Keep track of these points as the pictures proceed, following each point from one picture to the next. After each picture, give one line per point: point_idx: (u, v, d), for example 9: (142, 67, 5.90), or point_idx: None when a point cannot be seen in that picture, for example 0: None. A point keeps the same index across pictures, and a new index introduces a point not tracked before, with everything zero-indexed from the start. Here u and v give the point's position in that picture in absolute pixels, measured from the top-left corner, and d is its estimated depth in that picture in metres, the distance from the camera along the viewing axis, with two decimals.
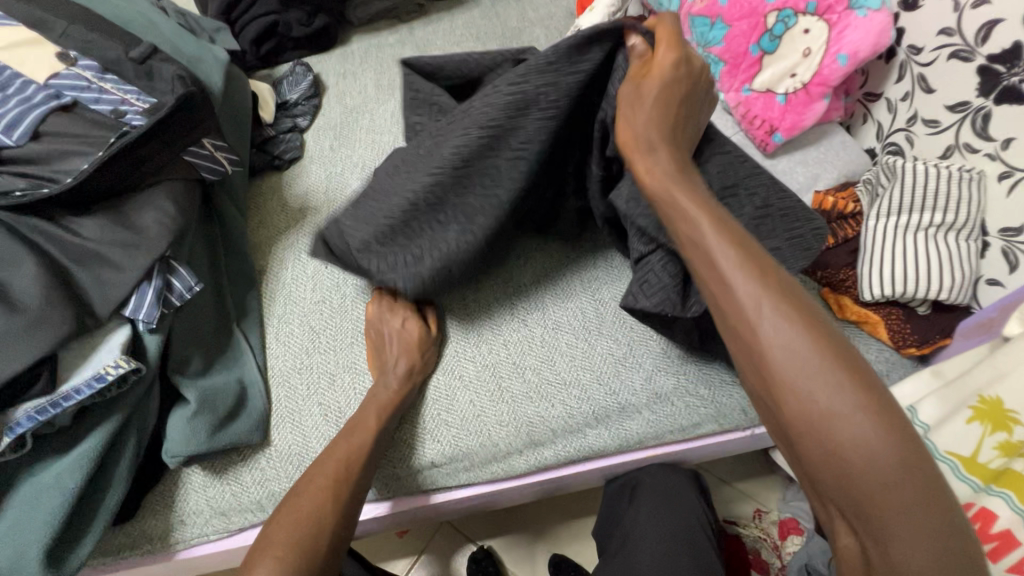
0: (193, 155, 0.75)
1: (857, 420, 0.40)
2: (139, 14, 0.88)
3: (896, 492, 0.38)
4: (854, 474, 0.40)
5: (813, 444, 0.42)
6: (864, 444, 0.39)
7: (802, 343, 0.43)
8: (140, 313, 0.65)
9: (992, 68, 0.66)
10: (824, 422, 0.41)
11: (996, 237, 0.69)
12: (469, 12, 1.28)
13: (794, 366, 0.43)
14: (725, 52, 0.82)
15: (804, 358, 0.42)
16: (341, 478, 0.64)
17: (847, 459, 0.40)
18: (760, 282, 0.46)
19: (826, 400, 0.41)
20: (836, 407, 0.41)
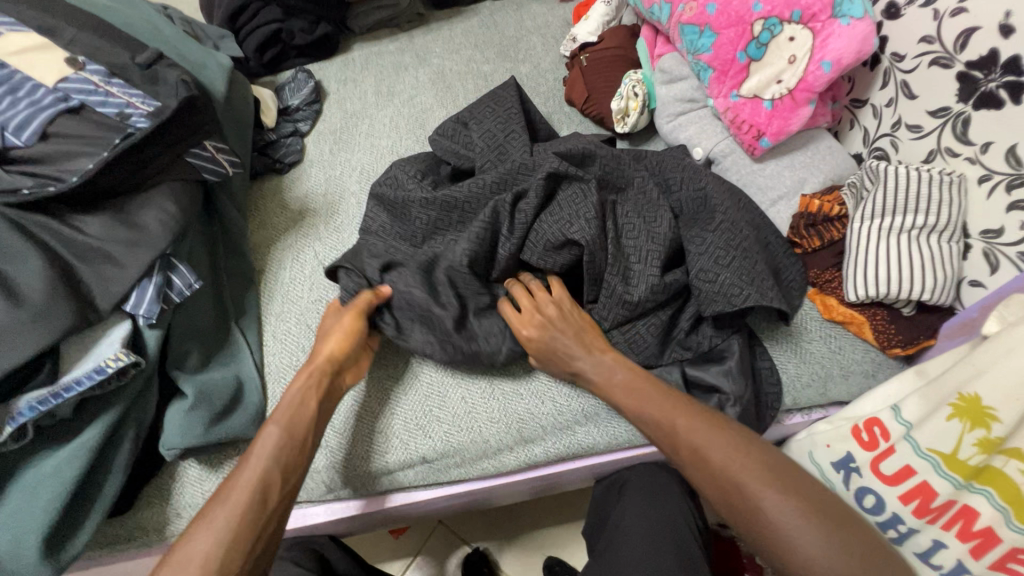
0: (194, 157, 0.78)
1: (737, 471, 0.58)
2: (146, 22, 0.91)
3: (802, 537, 0.53)
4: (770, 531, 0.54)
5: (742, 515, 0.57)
6: (771, 506, 0.55)
7: (704, 436, 0.60)
8: (141, 309, 0.67)
9: (970, 75, 0.68)
10: (742, 498, 0.56)
11: (977, 239, 0.70)
12: (468, 21, 1.31)
13: (707, 459, 0.59)
14: (714, 59, 0.85)
15: (712, 446, 0.59)
16: (261, 495, 0.58)
17: (761, 522, 0.55)
18: (660, 401, 0.65)
19: (714, 464, 0.59)
20: (745, 479, 0.57)
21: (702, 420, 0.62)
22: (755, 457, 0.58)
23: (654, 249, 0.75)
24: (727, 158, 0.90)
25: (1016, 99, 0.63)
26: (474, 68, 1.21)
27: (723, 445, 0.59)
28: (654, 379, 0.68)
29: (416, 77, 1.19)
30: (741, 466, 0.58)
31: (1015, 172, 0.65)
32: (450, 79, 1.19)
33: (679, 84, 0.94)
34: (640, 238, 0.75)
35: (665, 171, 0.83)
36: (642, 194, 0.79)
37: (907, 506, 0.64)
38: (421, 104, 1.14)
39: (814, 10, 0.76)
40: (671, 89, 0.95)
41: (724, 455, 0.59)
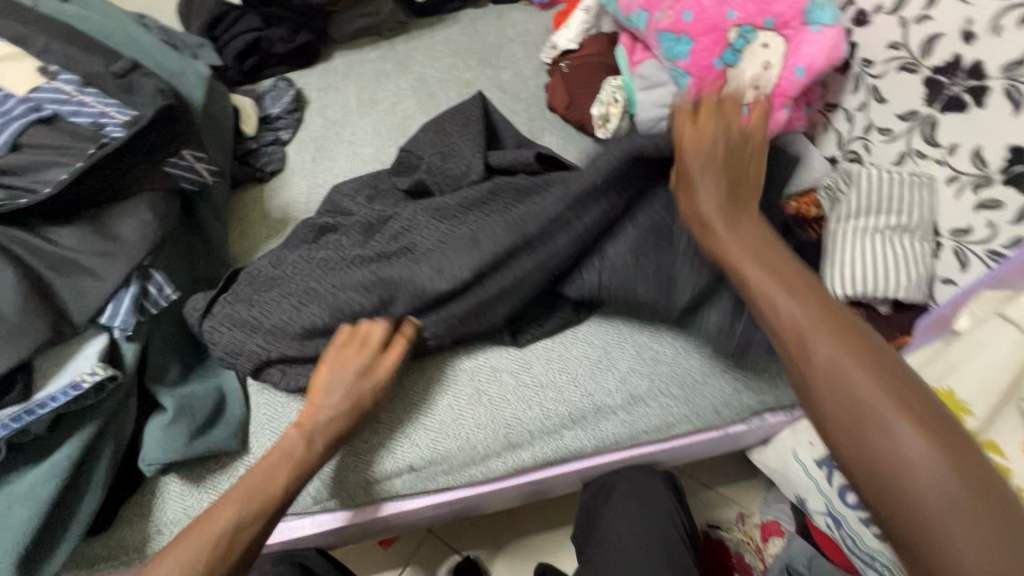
0: (172, 167, 0.76)
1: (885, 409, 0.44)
2: (122, 31, 0.90)
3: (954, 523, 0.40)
4: (911, 499, 0.41)
5: (876, 469, 0.43)
6: (918, 461, 0.42)
7: (841, 350, 0.47)
8: (117, 320, 0.66)
9: (936, 79, 0.70)
10: (884, 454, 0.43)
11: (947, 238, 0.72)
12: (449, 29, 1.32)
13: (845, 383, 0.46)
14: (691, 66, 0.86)
15: (857, 380, 0.46)
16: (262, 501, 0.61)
17: (901, 485, 0.42)
18: (778, 268, 0.54)
19: (826, 345, 0.48)
20: (900, 427, 0.43)
21: (841, 332, 0.48)
22: (925, 419, 0.43)
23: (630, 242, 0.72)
24: None
25: (980, 102, 0.66)
26: (456, 74, 1.21)
27: (861, 367, 0.46)
28: (777, 256, 0.55)
29: (397, 84, 1.19)
30: (904, 420, 0.43)
31: (981, 173, 0.67)
32: (432, 86, 1.19)
33: (658, 90, 0.95)
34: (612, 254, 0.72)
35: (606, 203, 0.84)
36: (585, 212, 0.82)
37: None
38: (403, 111, 1.14)
39: (786, 18, 0.80)
40: (650, 94, 0.96)
41: (869, 385, 0.45)
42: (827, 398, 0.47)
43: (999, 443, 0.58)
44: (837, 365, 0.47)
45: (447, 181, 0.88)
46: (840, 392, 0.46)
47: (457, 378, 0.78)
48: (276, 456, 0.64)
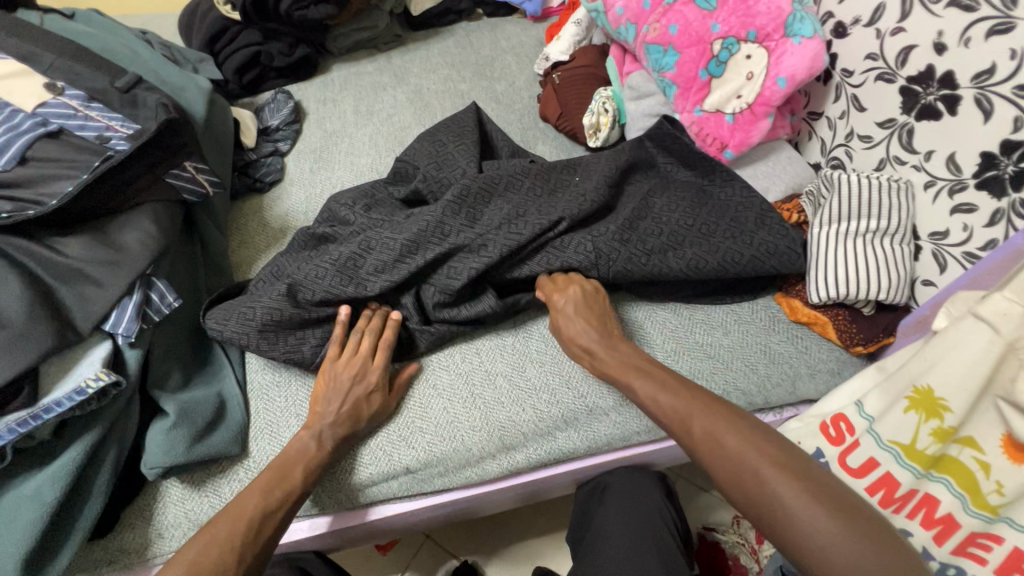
0: (173, 178, 0.78)
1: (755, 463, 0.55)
2: (126, 48, 0.92)
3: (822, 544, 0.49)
4: (785, 524, 0.51)
5: (743, 499, 0.55)
6: (785, 498, 0.52)
7: (697, 410, 0.61)
8: (119, 328, 0.68)
9: (911, 89, 0.73)
10: (736, 469, 0.55)
11: (926, 241, 0.75)
12: (445, 42, 1.35)
13: (709, 445, 0.58)
14: (678, 76, 0.90)
15: (710, 406, 0.61)
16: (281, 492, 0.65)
17: (771, 507, 0.52)
18: (634, 359, 0.72)
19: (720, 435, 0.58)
20: (750, 458, 0.55)
21: (664, 377, 0.68)
22: (755, 435, 0.57)
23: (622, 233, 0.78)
24: None
25: (952, 110, 0.68)
26: (451, 86, 1.24)
27: (721, 422, 0.59)
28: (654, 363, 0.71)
29: (394, 96, 1.22)
30: (750, 451, 0.56)
31: (956, 178, 0.69)
32: (427, 98, 1.22)
33: (647, 100, 0.99)
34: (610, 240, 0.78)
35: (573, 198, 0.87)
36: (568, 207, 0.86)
37: (874, 497, 0.68)
38: (400, 122, 1.17)
39: (768, 30, 0.82)
40: (639, 104, 0.99)
41: (720, 432, 0.58)
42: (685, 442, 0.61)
43: (978, 440, 0.62)
44: (699, 429, 0.60)
45: (441, 190, 0.90)
46: (705, 451, 0.58)
47: (453, 381, 0.80)
48: (275, 471, 0.67)
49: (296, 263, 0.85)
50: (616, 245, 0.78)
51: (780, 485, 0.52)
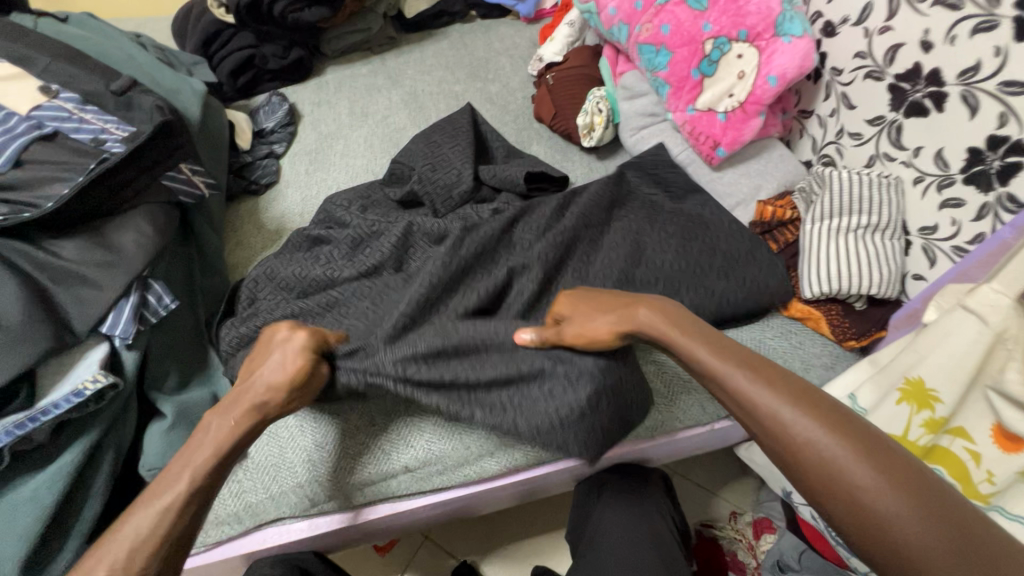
0: (169, 180, 0.79)
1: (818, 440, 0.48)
2: (120, 50, 0.92)
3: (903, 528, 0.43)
4: (912, 567, 0.42)
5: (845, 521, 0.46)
6: (883, 509, 0.44)
7: (807, 416, 0.49)
8: (117, 329, 0.68)
9: (899, 86, 0.74)
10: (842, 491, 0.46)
11: (916, 236, 0.76)
12: (439, 44, 1.36)
13: (819, 457, 0.47)
14: (670, 76, 0.91)
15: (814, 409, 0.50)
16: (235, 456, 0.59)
17: (846, 492, 0.46)
18: (711, 341, 0.59)
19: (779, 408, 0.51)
20: (839, 457, 0.47)
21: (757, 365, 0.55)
22: (866, 448, 0.47)
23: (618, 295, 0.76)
24: (689, 167, 0.95)
25: (940, 107, 0.69)
26: (445, 87, 1.25)
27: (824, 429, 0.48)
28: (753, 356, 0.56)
29: (389, 98, 1.23)
30: (866, 471, 0.46)
31: (944, 173, 0.71)
32: (422, 99, 1.23)
33: (641, 99, 1.00)
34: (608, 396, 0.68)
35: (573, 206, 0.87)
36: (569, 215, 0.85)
37: None
38: (395, 124, 1.17)
39: (758, 30, 0.83)
40: (633, 104, 1.00)
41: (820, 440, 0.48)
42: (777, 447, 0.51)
43: (968, 430, 0.63)
44: (786, 423, 0.50)
45: (437, 190, 0.91)
46: (810, 469, 0.48)
47: None
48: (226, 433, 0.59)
49: (289, 268, 0.85)
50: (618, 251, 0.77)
51: (901, 514, 0.43)
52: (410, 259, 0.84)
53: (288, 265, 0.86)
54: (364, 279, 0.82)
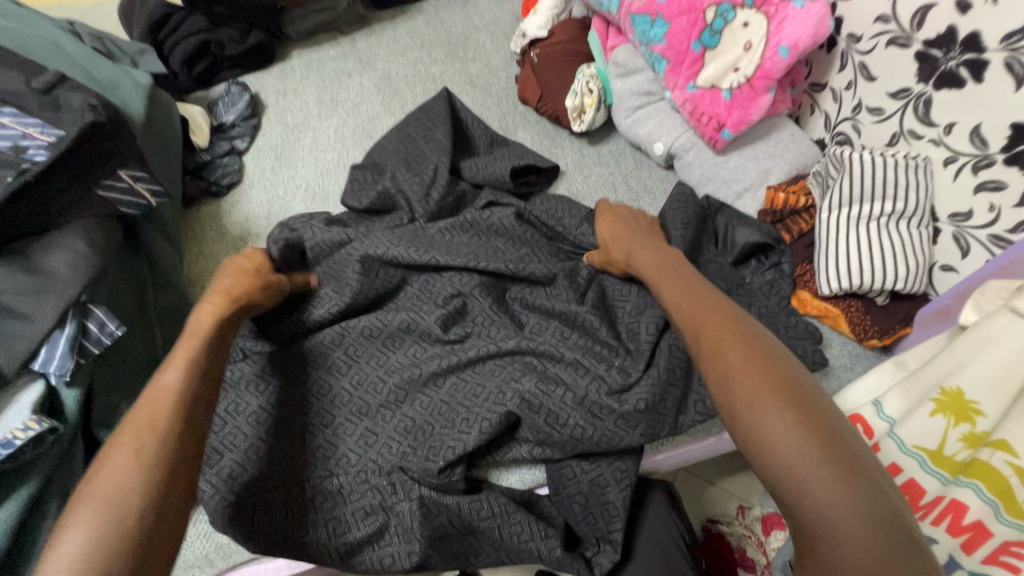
0: (106, 189, 0.69)
1: (742, 369, 0.50)
2: (47, 41, 0.82)
3: (797, 460, 0.44)
4: (800, 484, 0.44)
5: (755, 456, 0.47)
6: (786, 444, 0.45)
7: (728, 344, 0.53)
8: (51, 366, 0.60)
9: (929, 54, 0.66)
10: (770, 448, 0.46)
11: (946, 223, 0.68)
12: (413, 21, 1.25)
13: (731, 377, 0.50)
14: (667, 50, 0.81)
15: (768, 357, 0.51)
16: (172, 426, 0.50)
17: (758, 423, 0.47)
18: (663, 271, 0.67)
19: (716, 340, 0.54)
20: (757, 394, 0.48)
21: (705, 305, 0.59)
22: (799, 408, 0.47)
23: (615, 370, 0.69)
24: (689, 151, 0.86)
25: (978, 77, 0.61)
26: (422, 69, 1.15)
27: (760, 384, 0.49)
28: (707, 299, 0.60)
29: (360, 83, 1.12)
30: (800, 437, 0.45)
31: (981, 153, 0.63)
32: (396, 83, 1.12)
33: (634, 77, 0.90)
34: (584, 495, 0.68)
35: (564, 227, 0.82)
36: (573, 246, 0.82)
37: None
38: (367, 112, 1.08)
39: None
40: (626, 83, 0.91)
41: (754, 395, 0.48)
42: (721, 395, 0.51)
43: (1011, 443, 0.54)
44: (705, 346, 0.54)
45: (414, 190, 0.82)
46: (750, 429, 0.47)
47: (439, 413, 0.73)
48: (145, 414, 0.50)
49: None
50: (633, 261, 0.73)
51: (793, 441, 0.45)
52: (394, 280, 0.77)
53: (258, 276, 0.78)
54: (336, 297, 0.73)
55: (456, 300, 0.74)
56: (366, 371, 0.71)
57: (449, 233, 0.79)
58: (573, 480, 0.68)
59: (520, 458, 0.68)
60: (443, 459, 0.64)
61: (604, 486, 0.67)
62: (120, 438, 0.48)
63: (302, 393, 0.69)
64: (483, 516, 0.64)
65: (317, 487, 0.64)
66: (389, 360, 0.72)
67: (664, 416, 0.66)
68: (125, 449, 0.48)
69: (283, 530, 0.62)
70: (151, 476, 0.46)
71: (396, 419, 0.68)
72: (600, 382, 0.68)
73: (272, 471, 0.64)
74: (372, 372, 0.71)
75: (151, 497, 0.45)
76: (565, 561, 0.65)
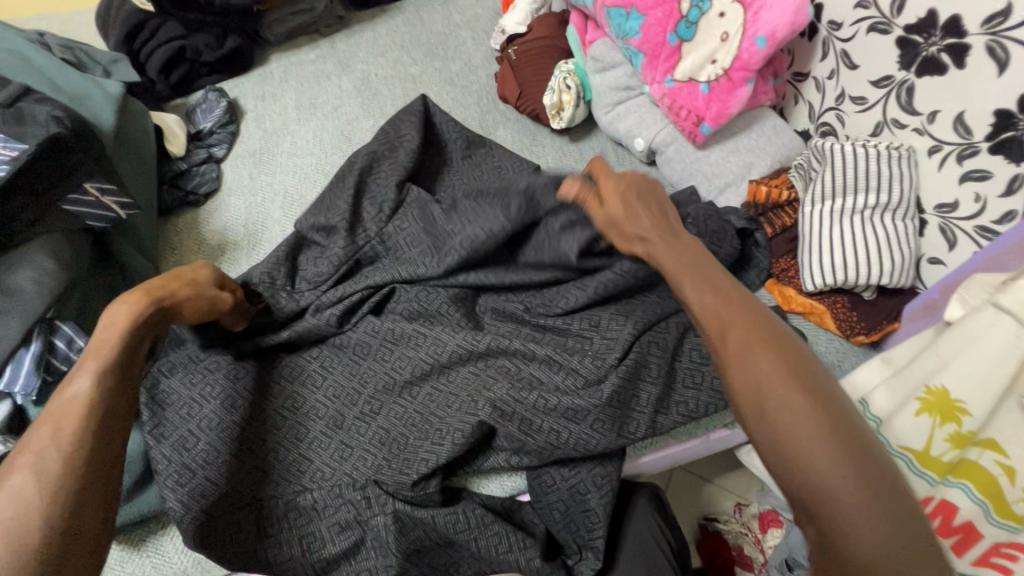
0: (71, 204, 0.68)
1: (776, 375, 0.46)
2: (14, 54, 0.81)
3: (828, 478, 0.41)
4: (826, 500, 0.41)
5: (777, 466, 0.44)
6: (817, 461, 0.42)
7: (759, 348, 0.47)
8: (16, 385, 0.59)
9: (910, 40, 0.63)
10: (792, 451, 0.43)
11: (932, 214, 0.66)
12: (393, 21, 1.23)
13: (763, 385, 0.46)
14: (644, 43, 0.79)
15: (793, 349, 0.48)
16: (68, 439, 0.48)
17: (782, 436, 0.44)
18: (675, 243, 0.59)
19: (745, 340, 0.48)
20: (794, 405, 0.44)
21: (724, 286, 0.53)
22: (840, 430, 0.43)
23: (588, 360, 0.67)
24: (670, 146, 0.84)
25: (960, 63, 0.59)
26: (401, 70, 1.13)
27: (789, 385, 0.45)
28: (720, 283, 0.54)
29: (339, 86, 1.11)
30: (840, 465, 0.41)
31: (966, 141, 0.60)
32: (375, 84, 1.11)
33: (613, 72, 0.88)
34: (564, 503, 0.66)
35: None
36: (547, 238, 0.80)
37: None
38: (346, 115, 1.06)
39: None
40: (605, 78, 0.89)
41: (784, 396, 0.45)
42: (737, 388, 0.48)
43: (1000, 442, 0.54)
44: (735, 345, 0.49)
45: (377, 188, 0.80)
46: (780, 444, 0.44)
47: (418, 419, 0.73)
48: (44, 429, 0.48)
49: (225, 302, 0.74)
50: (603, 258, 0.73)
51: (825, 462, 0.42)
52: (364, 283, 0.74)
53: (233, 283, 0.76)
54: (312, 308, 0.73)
55: (432, 303, 0.74)
56: (345, 380, 0.70)
57: (418, 230, 0.76)
58: (553, 488, 0.66)
59: (498, 465, 0.67)
60: (417, 472, 0.63)
61: (585, 493, 0.65)
62: (18, 459, 0.47)
63: (276, 408, 0.68)
64: (458, 529, 0.63)
65: (291, 503, 0.64)
66: (363, 369, 0.71)
67: (638, 414, 0.66)
68: (22, 469, 0.46)
69: (258, 547, 0.62)
70: (50, 502, 0.44)
71: (372, 433, 0.67)
72: (574, 376, 0.67)
73: (242, 489, 0.63)
74: (350, 383, 0.70)
75: (50, 521, 0.44)
76: (545, 571, 0.64)
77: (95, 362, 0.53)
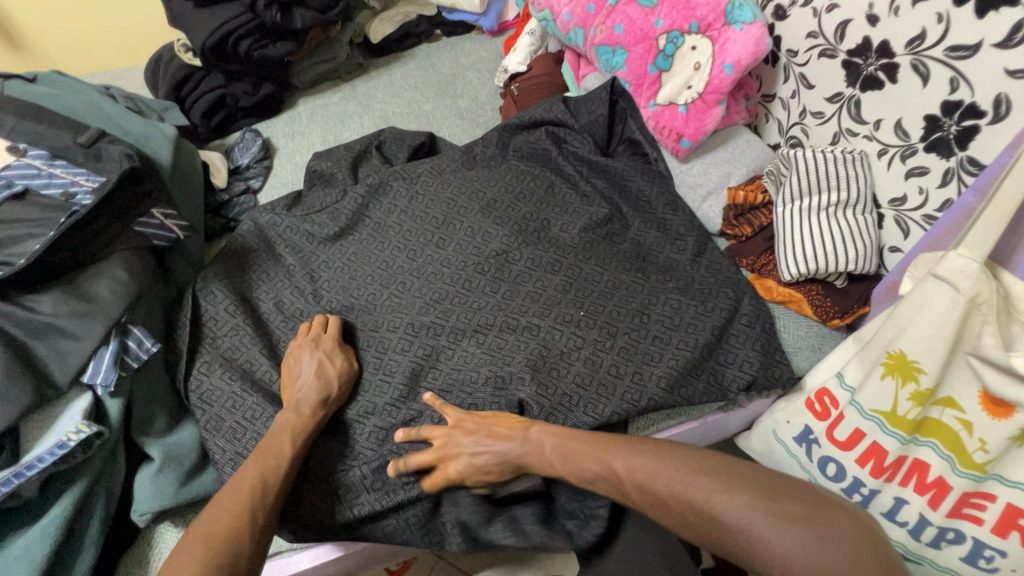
0: (142, 226, 0.79)
1: (710, 492, 0.56)
2: (89, 104, 0.95)
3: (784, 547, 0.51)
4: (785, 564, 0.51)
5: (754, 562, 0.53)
6: (772, 541, 0.52)
7: (683, 475, 0.59)
8: (98, 377, 0.68)
9: (852, 62, 0.74)
10: (760, 544, 0.52)
11: (887, 208, 0.76)
12: (407, 66, 1.38)
13: (703, 511, 0.56)
14: (629, 75, 0.93)
15: (652, 481, 0.60)
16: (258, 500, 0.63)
17: (745, 536, 0.53)
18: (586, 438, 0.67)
19: (667, 482, 0.59)
20: (724, 503, 0.55)
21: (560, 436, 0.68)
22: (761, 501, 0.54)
23: (577, 345, 0.78)
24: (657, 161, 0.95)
25: (893, 79, 0.70)
26: (416, 107, 1.26)
27: (742, 500, 0.55)
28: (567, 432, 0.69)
29: (360, 123, 1.24)
30: (780, 531, 0.52)
31: (906, 144, 0.71)
32: (393, 120, 1.24)
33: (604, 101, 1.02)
34: None
35: (545, 213, 0.91)
36: (565, 229, 0.89)
37: (864, 467, 0.69)
38: None
39: (708, 20, 0.84)
40: None
41: (741, 507, 0.54)
42: (696, 529, 0.56)
43: (957, 399, 0.62)
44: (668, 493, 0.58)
45: (405, 194, 0.95)
46: (754, 549, 0.53)
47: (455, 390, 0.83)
48: (230, 491, 0.63)
49: (296, 300, 0.88)
50: (611, 248, 0.87)
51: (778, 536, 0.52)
52: (396, 275, 0.88)
53: (293, 275, 0.91)
54: (352, 297, 0.87)
55: (450, 297, 0.84)
56: (377, 361, 0.80)
57: (451, 231, 0.90)
58: None
59: None
60: None
61: None
62: (224, 501, 0.62)
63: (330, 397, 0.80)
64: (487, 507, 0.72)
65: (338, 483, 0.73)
66: (390, 386, 0.78)
67: (648, 378, 0.76)
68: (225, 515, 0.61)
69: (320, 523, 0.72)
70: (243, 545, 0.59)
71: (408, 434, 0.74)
72: (585, 355, 0.77)
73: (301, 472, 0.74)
74: (384, 361, 0.80)
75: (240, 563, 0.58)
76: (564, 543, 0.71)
77: (291, 440, 0.69)
